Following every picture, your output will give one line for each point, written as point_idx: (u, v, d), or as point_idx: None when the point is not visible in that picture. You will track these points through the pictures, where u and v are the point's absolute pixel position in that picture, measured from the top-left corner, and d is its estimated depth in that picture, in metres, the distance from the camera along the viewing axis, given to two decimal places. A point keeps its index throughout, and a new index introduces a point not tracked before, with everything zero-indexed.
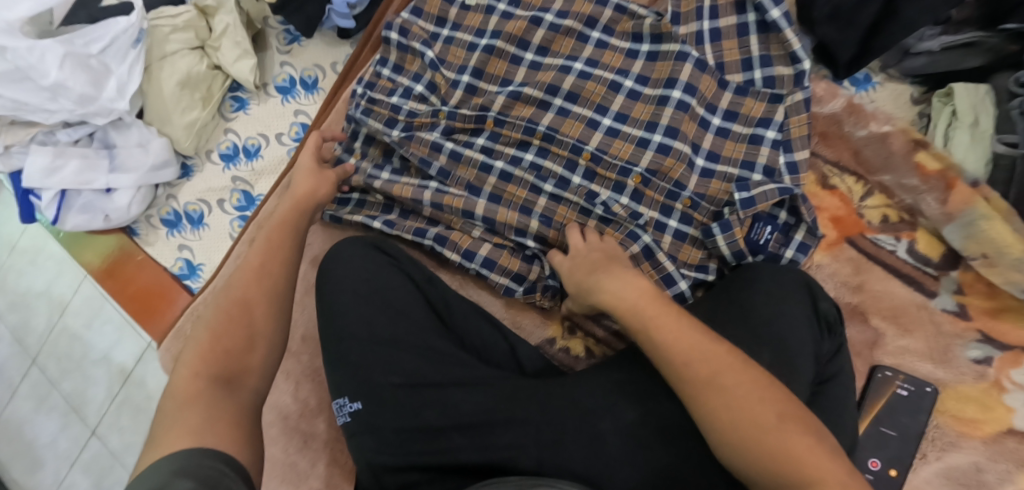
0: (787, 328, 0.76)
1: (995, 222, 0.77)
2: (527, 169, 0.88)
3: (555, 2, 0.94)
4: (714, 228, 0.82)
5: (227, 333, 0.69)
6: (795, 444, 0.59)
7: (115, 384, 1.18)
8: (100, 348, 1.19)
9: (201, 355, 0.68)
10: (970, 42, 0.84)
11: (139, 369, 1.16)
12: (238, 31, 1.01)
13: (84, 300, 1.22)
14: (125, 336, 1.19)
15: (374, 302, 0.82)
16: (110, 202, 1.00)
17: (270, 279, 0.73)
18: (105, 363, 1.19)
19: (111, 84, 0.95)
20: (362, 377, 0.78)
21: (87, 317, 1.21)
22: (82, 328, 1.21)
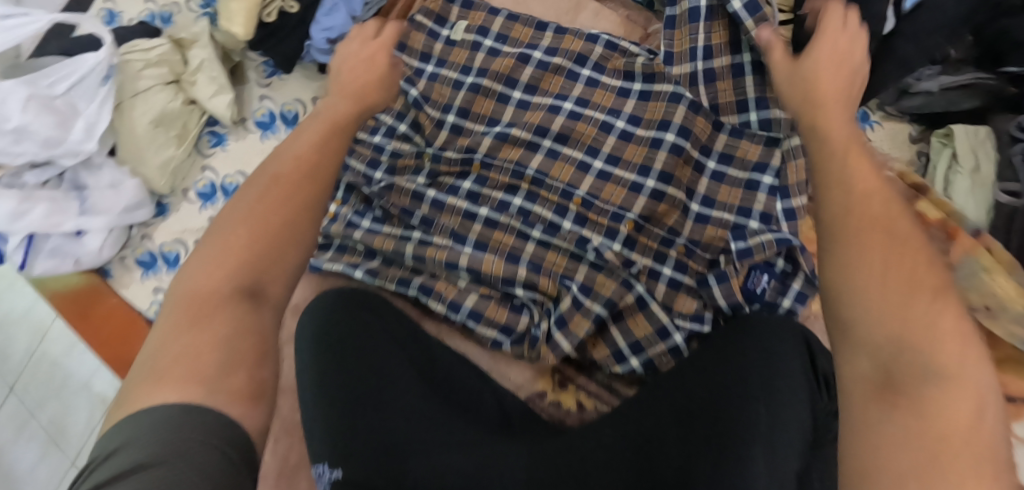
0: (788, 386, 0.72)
1: (997, 275, 0.74)
2: (514, 215, 0.86)
3: (544, 38, 0.92)
4: (710, 279, 0.80)
5: (262, 236, 0.68)
6: (944, 323, 0.54)
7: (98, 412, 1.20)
8: (82, 376, 1.23)
9: (210, 266, 0.65)
10: (968, 83, 0.82)
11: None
12: (214, 65, 0.97)
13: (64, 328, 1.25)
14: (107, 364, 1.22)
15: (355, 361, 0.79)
16: (81, 245, 0.95)
17: (303, 196, 0.73)
18: (87, 390, 1.22)
19: (79, 125, 0.90)
20: (340, 443, 0.74)
21: (67, 345, 1.25)
22: (63, 356, 1.24)
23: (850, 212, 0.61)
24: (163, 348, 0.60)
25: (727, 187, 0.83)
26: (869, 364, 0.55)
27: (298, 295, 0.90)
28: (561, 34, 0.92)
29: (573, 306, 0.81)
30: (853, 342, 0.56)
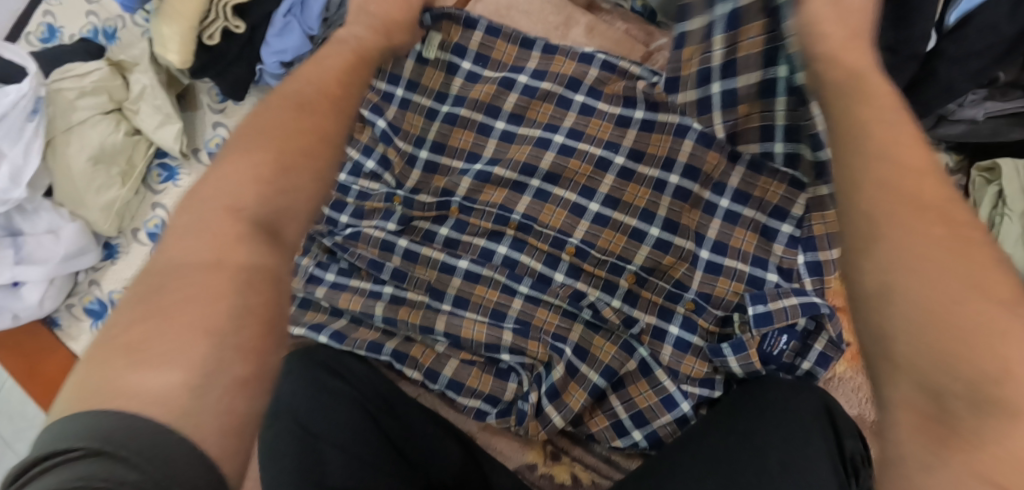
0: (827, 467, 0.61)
1: None
2: (499, 266, 0.77)
3: (530, 61, 0.82)
4: (725, 348, 0.70)
5: (292, 158, 0.51)
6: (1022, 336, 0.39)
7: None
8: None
9: (223, 210, 0.48)
10: (1019, 111, 0.70)
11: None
12: (157, 93, 0.85)
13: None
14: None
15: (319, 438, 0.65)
16: (19, 299, 0.85)
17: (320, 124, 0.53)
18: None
19: (3, 171, 0.79)
20: None
21: None
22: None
23: (899, 169, 0.44)
24: (140, 298, 0.45)
25: (739, 232, 0.74)
26: (912, 389, 0.40)
27: None
28: (549, 54, 0.82)
29: (568, 372, 0.73)
30: (899, 367, 0.40)
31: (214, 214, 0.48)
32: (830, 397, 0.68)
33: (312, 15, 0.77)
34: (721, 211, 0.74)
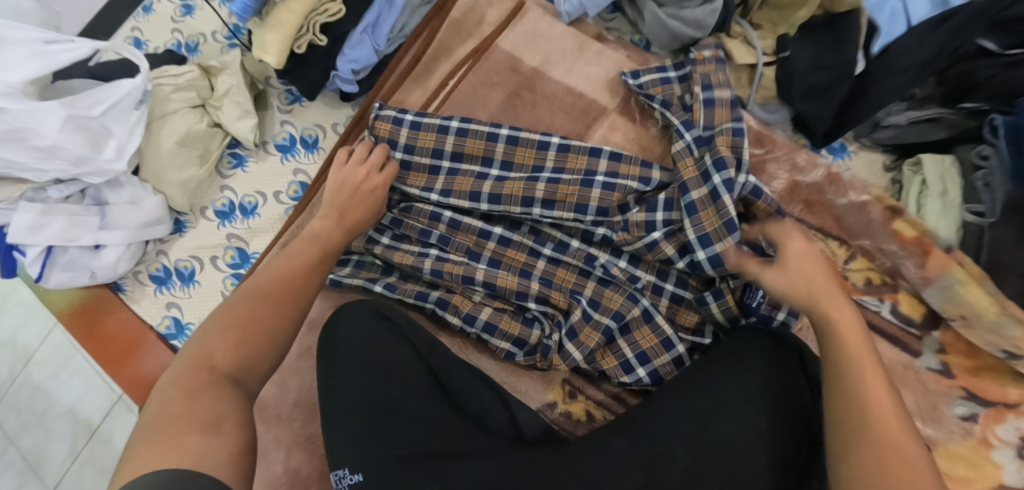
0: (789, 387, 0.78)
1: (970, 286, 0.80)
2: (526, 234, 0.92)
3: (497, 152, 0.92)
4: (708, 296, 0.86)
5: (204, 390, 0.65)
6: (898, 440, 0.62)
7: (78, 440, 1.25)
8: (67, 400, 1.27)
9: (214, 346, 0.68)
10: (935, 117, 0.89)
11: (106, 423, 1.24)
12: (240, 91, 1.00)
13: (52, 349, 1.29)
14: (93, 389, 1.26)
15: (372, 372, 0.82)
16: (97, 259, 0.98)
17: (281, 304, 0.73)
18: (69, 415, 1.26)
19: (111, 145, 0.93)
20: (365, 449, 0.77)
21: (53, 370, 1.28)
22: (49, 379, 1.28)
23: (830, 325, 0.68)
24: (164, 407, 0.63)
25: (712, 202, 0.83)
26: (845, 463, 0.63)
27: (313, 309, 0.95)
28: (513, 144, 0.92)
29: (584, 318, 0.87)
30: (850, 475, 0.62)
31: (236, 308, 0.71)
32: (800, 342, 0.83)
33: (383, 34, 0.95)
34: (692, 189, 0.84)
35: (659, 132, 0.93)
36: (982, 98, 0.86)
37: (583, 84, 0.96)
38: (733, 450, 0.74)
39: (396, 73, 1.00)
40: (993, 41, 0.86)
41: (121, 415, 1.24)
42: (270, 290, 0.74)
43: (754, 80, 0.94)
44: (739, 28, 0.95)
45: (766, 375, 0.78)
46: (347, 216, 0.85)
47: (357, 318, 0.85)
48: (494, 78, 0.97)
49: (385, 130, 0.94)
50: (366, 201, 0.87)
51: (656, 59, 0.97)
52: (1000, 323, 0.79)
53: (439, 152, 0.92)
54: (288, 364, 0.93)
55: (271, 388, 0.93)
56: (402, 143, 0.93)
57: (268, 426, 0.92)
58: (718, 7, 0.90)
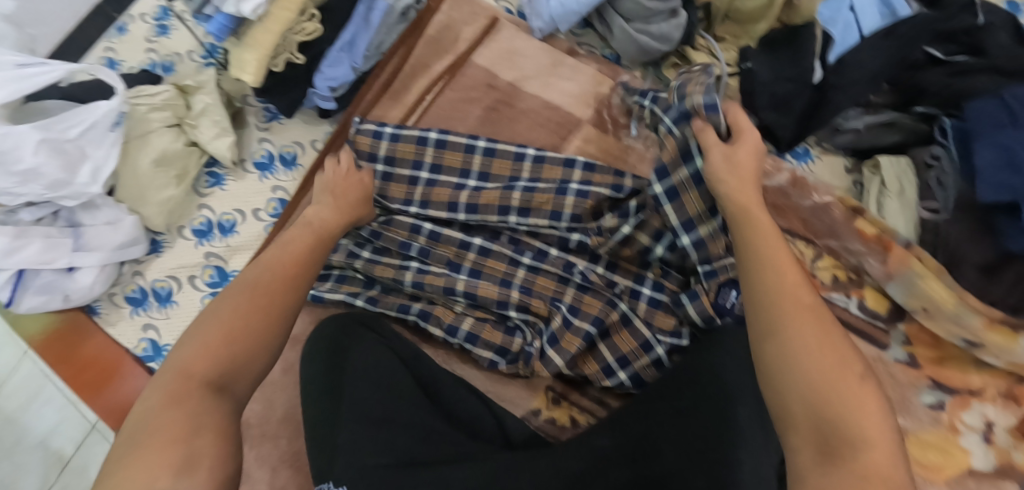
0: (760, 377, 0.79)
1: (929, 280, 0.84)
2: (505, 244, 0.93)
3: (475, 162, 0.95)
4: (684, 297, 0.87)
5: (189, 394, 0.63)
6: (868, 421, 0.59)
7: (52, 471, 1.25)
8: (39, 432, 1.26)
9: (199, 350, 0.66)
10: (890, 122, 0.94)
11: (82, 455, 1.25)
12: (218, 110, 1.01)
13: (22, 378, 1.27)
14: (66, 419, 1.26)
15: (358, 380, 0.82)
16: (72, 281, 0.97)
17: (268, 298, 0.72)
18: (42, 447, 1.26)
19: (87, 168, 0.93)
20: (355, 461, 0.75)
21: (21, 402, 1.27)
22: (19, 410, 1.26)
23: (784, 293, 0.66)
24: (150, 418, 0.61)
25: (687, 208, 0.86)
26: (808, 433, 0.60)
27: (297, 325, 0.95)
28: (491, 155, 0.95)
29: (565, 324, 0.87)
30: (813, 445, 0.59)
31: (230, 305, 0.70)
32: None
33: (360, 52, 0.97)
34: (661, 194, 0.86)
35: (632, 141, 0.96)
36: (930, 103, 0.90)
37: (559, 98, 0.99)
38: (706, 445, 0.74)
39: (375, 89, 1.02)
40: (938, 49, 0.92)
41: (96, 447, 1.25)
42: (257, 286, 0.72)
43: (721, 92, 0.97)
44: (703, 42, 0.99)
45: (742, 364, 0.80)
46: (328, 223, 0.84)
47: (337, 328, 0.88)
48: (473, 94, 1.00)
49: (366, 143, 0.95)
50: (358, 190, 0.91)
51: (627, 72, 1.01)
52: (959, 313, 0.82)
53: (419, 164, 0.95)
54: (273, 380, 0.94)
55: (256, 406, 0.93)
56: (382, 154, 0.96)
57: (253, 444, 0.92)
58: (683, 22, 0.94)
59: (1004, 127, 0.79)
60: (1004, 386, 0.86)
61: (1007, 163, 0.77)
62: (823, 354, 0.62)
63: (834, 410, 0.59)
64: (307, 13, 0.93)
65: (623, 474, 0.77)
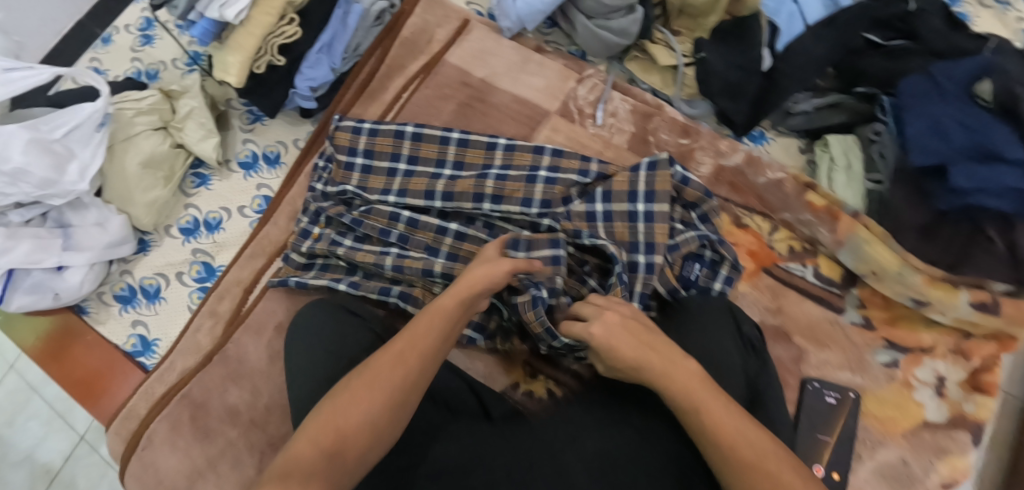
0: (718, 342, 0.83)
1: (875, 245, 0.89)
2: (480, 228, 0.96)
3: (449, 153, 1.00)
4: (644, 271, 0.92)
5: (317, 461, 0.64)
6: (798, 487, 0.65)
7: (38, 487, 1.30)
8: (24, 447, 1.31)
9: (325, 422, 0.66)
10: (835, 103, 1.01)
11: (67, 467, 1.29)
12: (203, 113, 1.06)
13: (5, 395, 1.33)
14: (51, 433, 1.31)
15: (331, 359, 0.86)
16: (62, 280, 1.00)
17: (402, 369, 0.69)
18: (28, 463, 1.31)
19: (73, 168, 0.97)
20: None
21: (9, 418, 1.32)
22: (4, 428, 1.32)
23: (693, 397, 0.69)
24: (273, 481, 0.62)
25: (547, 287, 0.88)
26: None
27: (281, 313, 0.98)
28: (464, 146, 1.00)
29: None
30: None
31: (371, 373, 0.69)
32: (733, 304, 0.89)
33: (338, 52, 1.02)
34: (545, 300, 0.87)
35: (597, 130, 1.03)
36: (870, 83, 0.98)
37: (528, 92, 1.05)
38: (668, 432, 0.80)
39: (352, 89, 1.07)
40: (875, 34, 0.99)
41: (83, 459, 1.30)
42: (396, 363, 0.69)
43: (677, 81, 1.04)
44: (660, 35, 1.05)
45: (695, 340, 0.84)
46: (492, 279, 0.75)
47: (316, 314, 0.91)
48: (445, 91, 1.05)
49: (345, 139, 1.01)
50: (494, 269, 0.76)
51: (591, 66, 1.07)
52: (903, 273, 0.88)
53: (396, 156, 1.00)
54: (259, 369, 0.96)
55: (244, 394, 0.95)
56: (362, 149, 1.01)
57: (241, 430, 0.93)
58: (640, 17, 1.00)
59: (931, 96, 0.86)
60: (952, 342, 0.92)
61: (934, 130, 0.84)
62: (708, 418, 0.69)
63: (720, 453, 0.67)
64: (285, 17, 0.97)
65: (594, 442, 0.78)
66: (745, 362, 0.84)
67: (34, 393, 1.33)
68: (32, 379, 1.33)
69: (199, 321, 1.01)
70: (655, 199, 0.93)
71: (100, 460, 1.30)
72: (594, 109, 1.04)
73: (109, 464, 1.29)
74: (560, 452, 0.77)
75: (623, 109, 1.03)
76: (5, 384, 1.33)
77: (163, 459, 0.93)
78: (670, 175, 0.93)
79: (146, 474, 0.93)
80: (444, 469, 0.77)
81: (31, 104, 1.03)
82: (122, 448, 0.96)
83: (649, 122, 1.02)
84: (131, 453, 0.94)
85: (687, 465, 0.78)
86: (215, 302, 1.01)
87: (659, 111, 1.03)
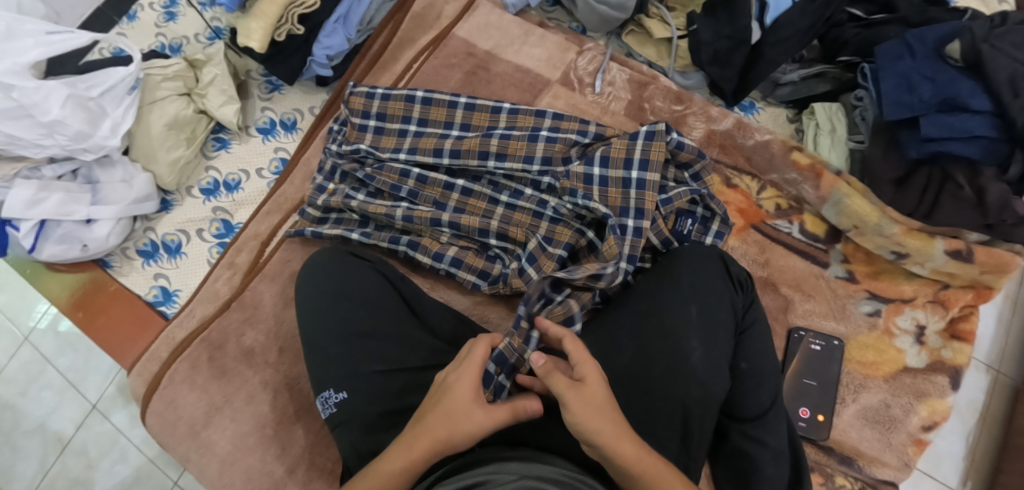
0: (704, 278, 0.88)
1: (855, 197, 0.96)
2: (485, 185, 1.01)
3: (458, 115, 1.06)
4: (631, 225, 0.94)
5: None
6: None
7: (50, 454, 1.29)
8: (35, 416, 1.31)
9: None
10: (819, 72, 1.07)
11: (79, 436, 1.29)
12: (225, 80, 1.12)
13: (19, 366, 1.33)
14: (64, 402, 1.31)
15: (345, 299, 0.91)
16: (90, 232, 1.05)
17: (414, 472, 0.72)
18: (39, 432, 1.30)
19: (106, 124, 1.03)
20: (349, 369, 0.87)
21: (21, 388, 1.32)
22: (17, 397, 1.32)
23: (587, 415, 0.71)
24: None
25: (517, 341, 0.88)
26: None
27: (297, 262, 1.04)
28: (471, 108, 1.05)
29: (540, 247, 0.96)
30: None
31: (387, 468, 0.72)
32: (722, 252, 0.92)
33: (353, 24, 1.10)
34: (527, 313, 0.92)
35: (596, 97, 1.09)
36: (852, 52, 1.04)
37: (529, 62, 1.12)
38: (665, 358, 0.84)
39: (366, 60, 1.14)
40: (858, 9, 1.06)
41: (95, 427, 1.29)
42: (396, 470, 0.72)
43: (671, 53, 1.10)
44: (655, 10, 1.11)
45: (691, 274, 0.89)
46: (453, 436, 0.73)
47: (326, 260, 0.95)
48: (453, 60, 1.12)
49: (359, 102, 1.07)
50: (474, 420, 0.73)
51: (591, 40, 1.14)
52: (881, 224, 0.94)
53: (407, 119, 1.06)
54: (274, 314, 1.02)
55: (260, 337, 1.01)
56: (375, 112, 1.07)
57: (257, 371, 0.99)
58: None
59: (903, 58, 0.93)
60: (931, 292, 0.96)
61: (904, 86, 0.92)
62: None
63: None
64: None
65: None
66: (738, 298, 0.89)
67: (47, 363, 1.32)
68: (45, 351, 1.33)
69: (219, 271, 1.07)
70: (649, 169, 0.96)
71: (110, 428, 1.29)
72: (593, 78, 1.10)
73: (120, 432, 1.28)
74: None
75: (620, 79, 1.10)
76: (19, 355, 1.33)
77: (182, 396, 0.99)
78: (666, 143, 0.95)
79: (167, 411, 0.99)
80: None
81: (62, 72, 1.06)
82: (144, 388, 1.03)
83: (644, 90, 1.09)
84: (153, 392, 1.00)
85: (681, 392, 0.83)
86: (233, 255, 1.08)
87: (655, 81, 1.09)
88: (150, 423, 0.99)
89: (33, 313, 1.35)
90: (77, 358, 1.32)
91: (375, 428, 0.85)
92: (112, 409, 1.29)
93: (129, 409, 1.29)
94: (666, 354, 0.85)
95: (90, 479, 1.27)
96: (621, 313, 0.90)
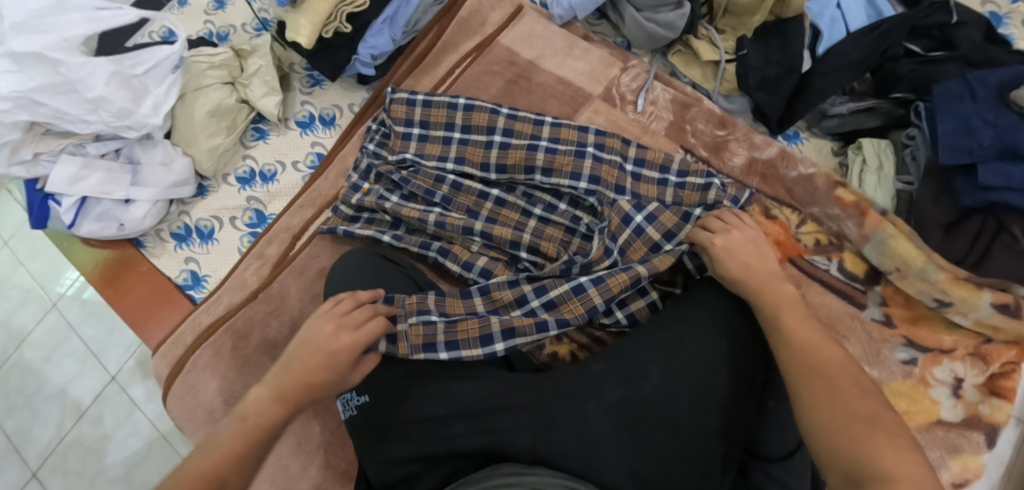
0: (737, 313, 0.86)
1: (900, 240, 0.92)
2: (519, 196, 1.00)
3: (501, 121, 1.04)
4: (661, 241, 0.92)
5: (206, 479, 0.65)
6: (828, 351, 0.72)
7: (68, 421, 1.31)
8: (56, 382, 1.33)
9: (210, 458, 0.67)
10: (871, 107, 1.04)
11: (96, 405, 1.31)
12: (268, 71, 1.13)
13: (46, 331, 1.36)
14: (85, 371, 1.33)
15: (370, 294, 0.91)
16: (127, 212, 1.06)
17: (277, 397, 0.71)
18: (58, 398, 1.33)
19: (149, 102, 1.06)
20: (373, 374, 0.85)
21: (44, 353, 1.35)
22: (40, 361, 1.35)
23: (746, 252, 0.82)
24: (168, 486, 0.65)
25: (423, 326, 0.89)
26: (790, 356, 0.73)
27: (324, 259, 1.05)
28: (512, 120, 1.04)
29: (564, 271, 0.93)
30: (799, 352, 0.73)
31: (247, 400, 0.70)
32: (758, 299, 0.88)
33: (400, 25, 1.10)
34: (539, 309, 0.92)
35: (636, 116, 1.07)
36: (906, 89, 1.00)
37: (572, 75, 1.10)
38: (693, 388, 0.81)
39: (404, 66, 1.15)
40: (915, 45, 1.03)
41: (110, 399, 1.31)
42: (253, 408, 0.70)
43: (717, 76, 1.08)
44: (704, 32, 1.09)
45: (727, 307, 0.86)
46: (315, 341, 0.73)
47: (357, 260, 0.95)
48: (495, 68, 1.12)
49: (402, 111, 1.07)
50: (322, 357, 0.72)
51: (636, 57, 1.12)
52: (926, 269, 0.91)
53: (451, 126, 1.05)
54: (297, 307, 1.02)
55: (283, 330, 1.02)
56: (418, 120, 1.06)
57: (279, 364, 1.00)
58: (686, 12, 1.05)
59: (962, 100, 0.91)
60: (973, 345, 0.92)
61: (963, 129, 0.89)
62: (855, 422, 0.67)
63: (874, 467, 0.64)
64: None
65: (614, 394, 0.81)
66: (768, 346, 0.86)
67: (72, 332, 1.35)
68: (71, 319, 1.36)
69: (247, 261, 1.08)
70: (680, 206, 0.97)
71: (127, 401, 1.30)
72: (635, 96, 1.09)
73: (136, 405, 1.30)
74: (572, 400, 0.81)
75: (663, 99, 1.08)
76: (46, 321, 1.36)
77: (204, 382, 1.00)
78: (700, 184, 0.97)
79: (187, 395, 1.00)
80: (472, 410, 0.81)
81: (113, 52, 1.06)
82: (167, 370, 1.04)
83: (686, 112, 1.07)
84: (175, 376, 1.01)
85: (707, 426, 0.79)
86: (263, 245, 1.08)
87: (698, 103, 1.07)
88: (170, 406, 1.00)
89: (63, 280, 1.38)
90: (101, 329, 1.34)
91: (391, 435, 0.81)
92: (130, 382, 1.31)
93: (146, 384, 1.31)
94: (695, 386, 0.81)
95: (103, 448, 1.29)
96: (652, 336, 0.86)
